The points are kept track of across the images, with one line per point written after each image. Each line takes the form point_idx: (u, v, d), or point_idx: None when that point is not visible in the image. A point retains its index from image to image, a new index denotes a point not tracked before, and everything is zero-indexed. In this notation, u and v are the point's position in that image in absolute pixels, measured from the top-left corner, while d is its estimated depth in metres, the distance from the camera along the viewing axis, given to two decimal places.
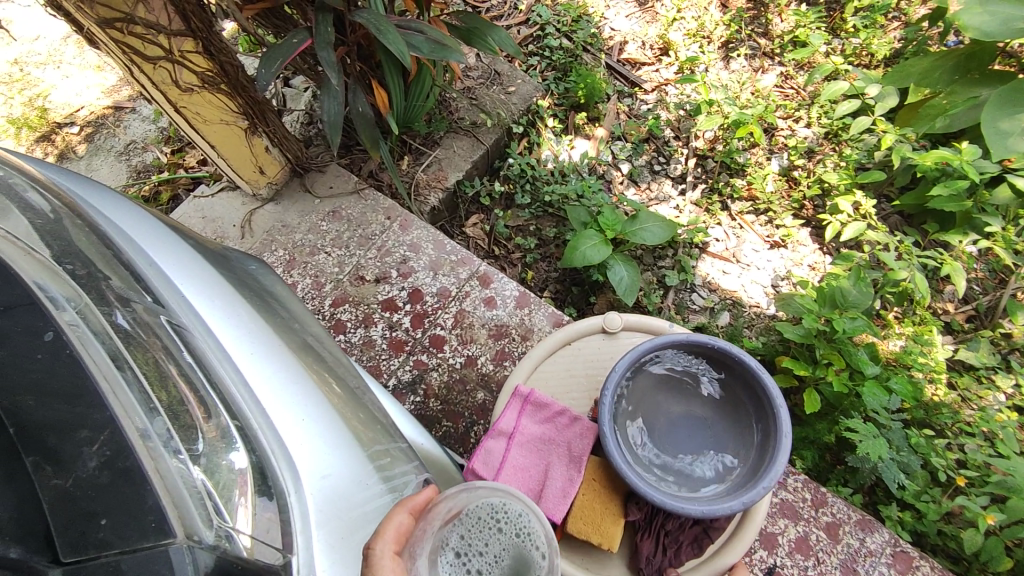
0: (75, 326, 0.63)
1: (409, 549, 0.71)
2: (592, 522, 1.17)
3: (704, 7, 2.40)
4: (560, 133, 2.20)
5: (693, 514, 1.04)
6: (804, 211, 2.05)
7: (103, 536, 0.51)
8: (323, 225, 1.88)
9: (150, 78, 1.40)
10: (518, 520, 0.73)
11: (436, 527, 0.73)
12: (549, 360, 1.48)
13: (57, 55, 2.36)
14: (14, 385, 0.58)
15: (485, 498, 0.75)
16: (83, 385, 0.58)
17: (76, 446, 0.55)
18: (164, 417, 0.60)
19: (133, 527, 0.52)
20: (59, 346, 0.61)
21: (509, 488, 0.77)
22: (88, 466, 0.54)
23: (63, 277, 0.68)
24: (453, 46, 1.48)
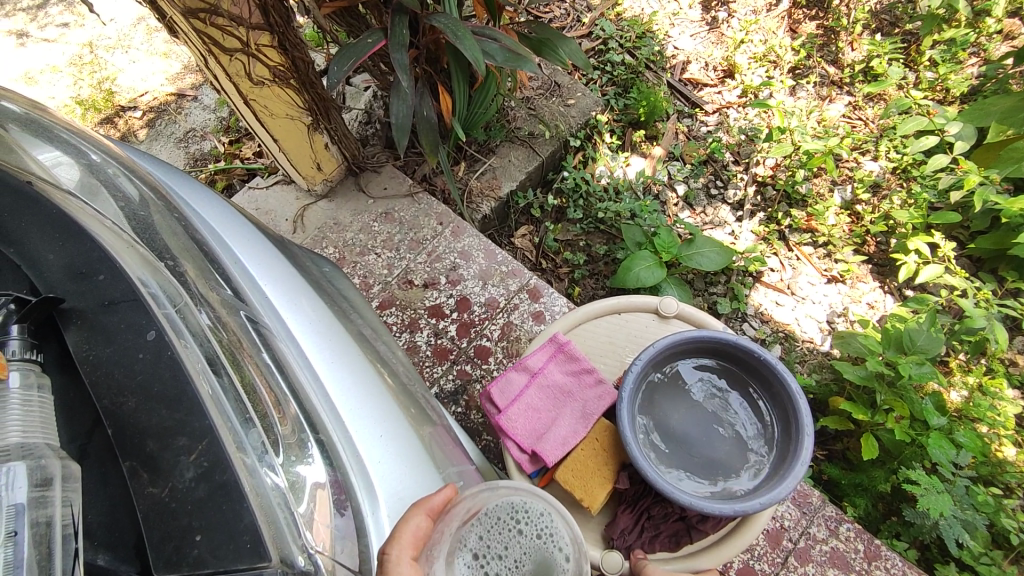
0: (176, 330, 0.58)
1: (426, 551, 0.65)
2: (580, 475, 1.09)
3: (773, 31, 2.35)
4: (617, 149, 2.17)
5: (680, 501, 0.95)
6: (867, 247, 1.97)
7: (198, 553, 0.46)
8: (375, 225, 1.88)
9: (224, 69, 1.41)
10: (540, 520, 0.66)
11: (454, 527, 0.66)
12: (590, 325, 1.36)
13: (126, 41, 2.41)
14: (116, 386, 0.53)
15: (505, 497, 0.68)
16: (183, 389, 0.53)
17: (174, 455, 0.50)
18: (259, 430, 0.57)
19: (228, 548, 0.46)
20: (162, 347, 0.55)
21: (531, 486, 0.71)
22: (184, 478, 0.49)
23: (161, 273, 0.65)
24: (526, 55, 1.47)
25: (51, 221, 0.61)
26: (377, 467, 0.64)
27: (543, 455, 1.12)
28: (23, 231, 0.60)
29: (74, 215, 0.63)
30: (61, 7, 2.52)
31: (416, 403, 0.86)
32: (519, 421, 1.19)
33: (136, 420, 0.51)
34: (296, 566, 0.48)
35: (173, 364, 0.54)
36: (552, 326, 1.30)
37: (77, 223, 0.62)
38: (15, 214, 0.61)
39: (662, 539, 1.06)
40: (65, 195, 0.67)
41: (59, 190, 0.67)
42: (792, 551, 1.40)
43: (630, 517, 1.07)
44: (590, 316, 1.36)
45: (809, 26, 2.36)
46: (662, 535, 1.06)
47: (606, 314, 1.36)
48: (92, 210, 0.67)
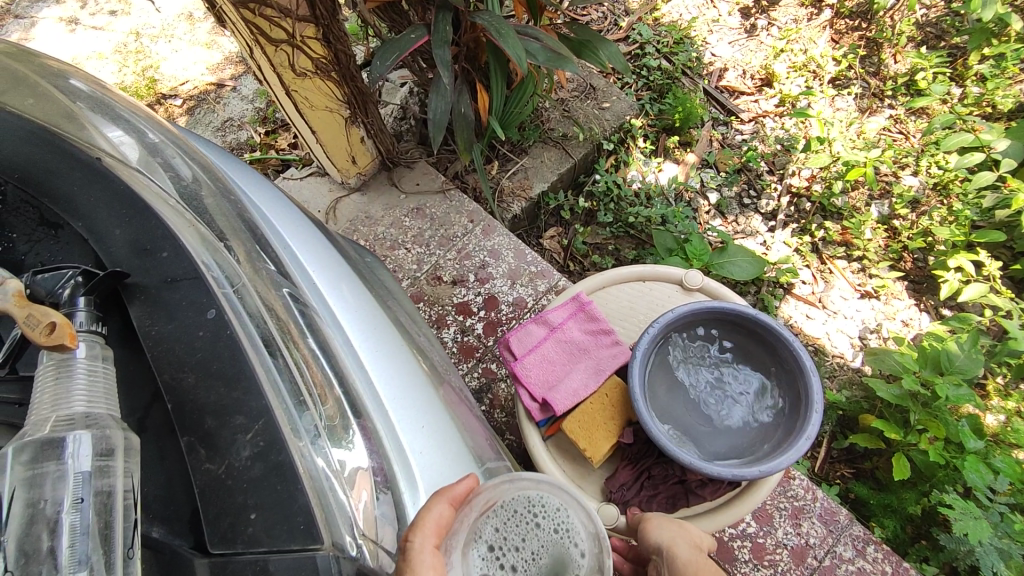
0: (235, 309, 0.58)
1: (445, 542, 0.66)
2: (587, 429, 1.07)
3: (814, 41, 2.32)
4: (650, 155, 2.15)
5: (680, 460, 0.94)
6: (903, 263, 1.94)
7: (252, 532, 0.46)
8: (406, 220, 1.88)
9: (270, 59, 1.43)
10: (556, 515, 0.69)
11: (473, 517, 0.68)
12: (612, 289, 1.29)
13: (170, 30, 2.46)
14: (176, 362, 0.53)
15: (523, 490, 0.71)
16: (241, 368, 0.53)
17: (231, 433, 0.50)
18: (310, 413, 0.57)
19: (282, 528, 0.46)
20: (221, 326, 0.55)
21: (549, 479, 0.73)
22: (241, 456, 0.49)
23: (218, 253, 0.65)
24: (568, 56, 1.46)
25: (117, 196, 0.62)
26: (421, 460, 0.64)
27: (552, 404, 1.09)
28: (91, 207, 0.61)
29: (139, 191, 0.63)
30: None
31: (455, 397, 0.85)
32: (531, 371, 1.15)
33: (195, 397, 0.51)
34: (347, 551, 0.47)
35: (232, 341, 0.54)
36: (576, 285, 1.24)
37: (142, 199, 0.62)
38: (83, 190, 0.62)
39: (659, 500, 1.05)
40: (129, 171, 0.68)
41: (123, 167, 0.68)
42: (817, 569, 1.38)
43: (630, 476, 1.06)
44: (614, 281, 1.29)
45: (851, 36, 2.32)
46: (660, 496, 1.05)
47: (630, 281, 1.29)
48: (154, 187, 0.68)
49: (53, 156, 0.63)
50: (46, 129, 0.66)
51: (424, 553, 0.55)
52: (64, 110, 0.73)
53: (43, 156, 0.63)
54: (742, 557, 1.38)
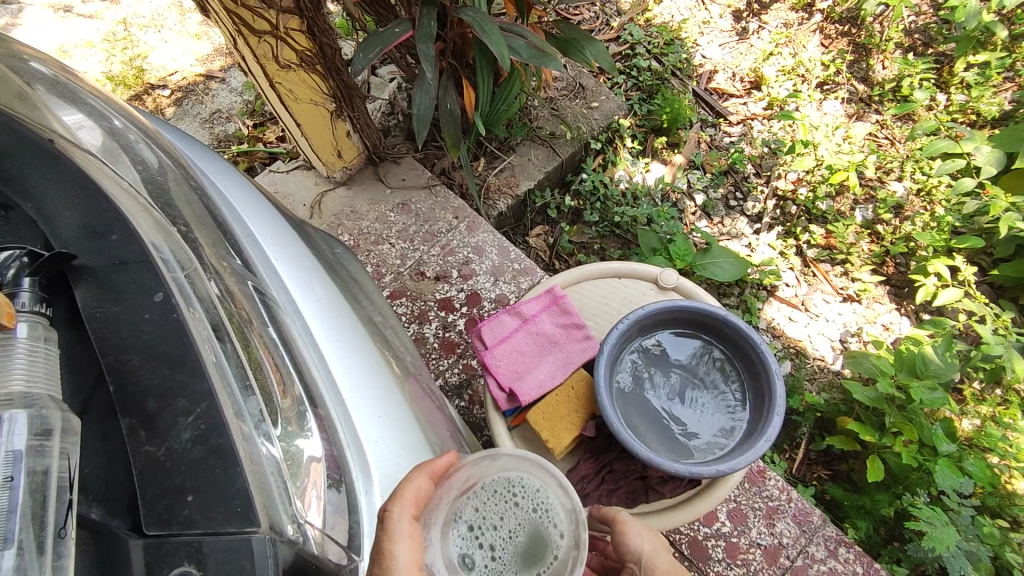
0: (184, 293, 0.58)
1: (425, 515, 0.73)
2: (551, 420, 1.06)
3: (803, 45, 2.33)
4: (638, 155, 2.16)
5: (639, 455, 0.94)
6: (885, 268, 1.95)
7: (188, 514, 0.46)
8: (391, 215, 1.88)
9: (253, 50, 1.43)
10: (535, 496, 0.73)
11: (453, 496, 0.75)
12: (587, 284, 1.29)
13: (160, 20, 2.46)
14: (122, 345, 0.53)
15: (503, 470, 0.76)
16: (186, 351, 0.53)
17: (172, 415, 0.50)
18: (257, 398, 0.57)
19: (219, 511, 0.46)
20: (168, 309, 0.56)
21: (530, 458, 0.78)
22: (181, 439, 0.49)
23: (173, 238, 0.65)
24: (553, 54, 1.47)
25: (71, 179, 0.62)
26: (372, 448, 0.65)
27: (517, 394, 1.10)
28: (46, 187, 0.61)
29: (94, 177, 0.63)
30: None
31: (418, 391, 0.86)
32: (501, 361, 1.16)
33: (138, 379, 0.51)
34: (285, 534, 0.48)
35: (180, 324, 0.55)
36: (551, 279, 1.25)
37: (96, 184, 0.63)
38: (36, 171, 0.62)
39: (619, 495, 1.06)
40: (88, 156, 0.68)
41: (82, 152, 0.68)
42: (789, 568, 1.38)
43: (592, 469, 1.07)
44: (590, 276, 1.30)
45: (839, 41, 2.34)
46: (620, 490, 1.06)
47: (604, 277, 1.29)
48: (112, 172, 0.68)
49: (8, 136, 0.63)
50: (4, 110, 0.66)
51: (401, 522, 0.60)
52: (26, 93, 0.73)
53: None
54: (716, 556, 1.38)
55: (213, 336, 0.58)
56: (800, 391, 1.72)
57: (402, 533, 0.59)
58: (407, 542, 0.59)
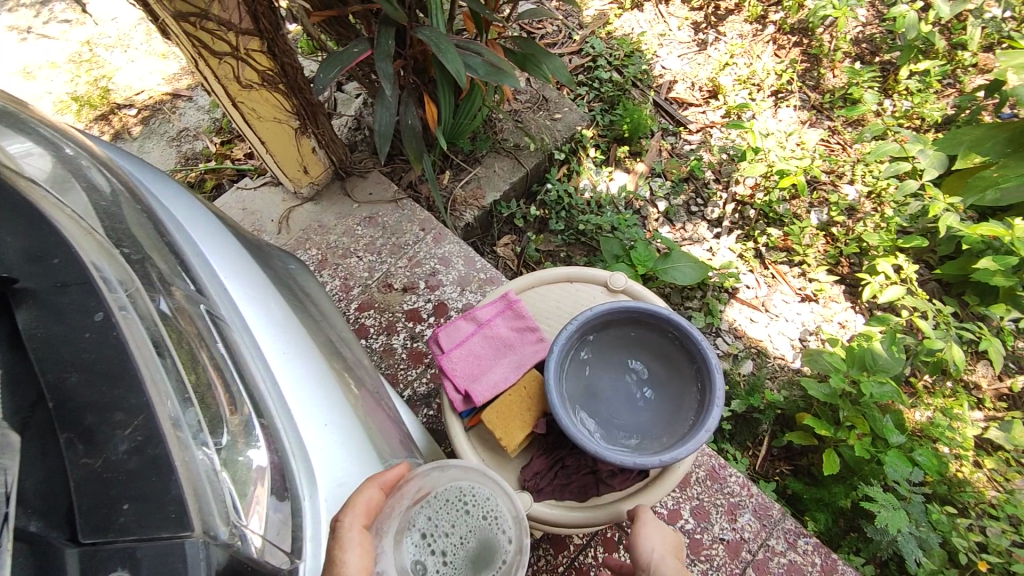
0: (124, 311, 0.61)
1: (377, 525, 0.73)
2: (503, 420, 1.11)
3: (757, 55, 2.42)
4: (601, 164, 2.22)
5: (586, 450, 0.97)
6: (840, 268, 2.02)
7: (124, 521, 0.49)
8: (358, 229, 1.91)
9: (214, 72, 1.45)
10: (485, 504, 0.78)
11: (405, 506, 0.76)
12: (541, 289, 1.33)
13: (126, 40, 2.46)
14: (62, 363, 0.55)
15: (455, 480, 0.80)
16: (124, 367, 0.56)
17: (110, 428, 0.53)
18: (196, 409, 0.59)
19: (154, 517, 0.49)
20: (108, 326, 0.58)
21: (477, 468, 0.83)
22: (118, 450, 0.52)
23: (115, 259, 0.67)
24: (508, 70, 1.52)
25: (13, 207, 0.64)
26: (318, 453, 0.67)
27: (471, 396, 1.14)
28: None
29: (35, 202, 0.65)
30: (64, 5, 2.57)
31: (369, 401, 0.89)
32: (458, 364, 1.19)
33: (77, 395, 0.54)
34: (219, 538, 0.50)
35: (119, 340, 0.57)
36: (505, 284, 1.29)
37: (37, 209, 0.65)
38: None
39: (572, 489, 1.09)
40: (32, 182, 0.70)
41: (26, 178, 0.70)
42: (751, 562, 1.42)
43: (545, 465, 1.11)
44: (543, 281, 1.34)
45: (791, 51, 2.43)
46: (572, 485, 1.09)
47: (558, 281, 1.34)
48: (56, 197, 0.71)
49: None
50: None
51: (352, 531, 0.63)
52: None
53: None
54: None
55: (153, 351, 0.60)
56: (761, 392, 1.73)
57: (353, 542, 0.63)
58: (357, 552, 0.62)
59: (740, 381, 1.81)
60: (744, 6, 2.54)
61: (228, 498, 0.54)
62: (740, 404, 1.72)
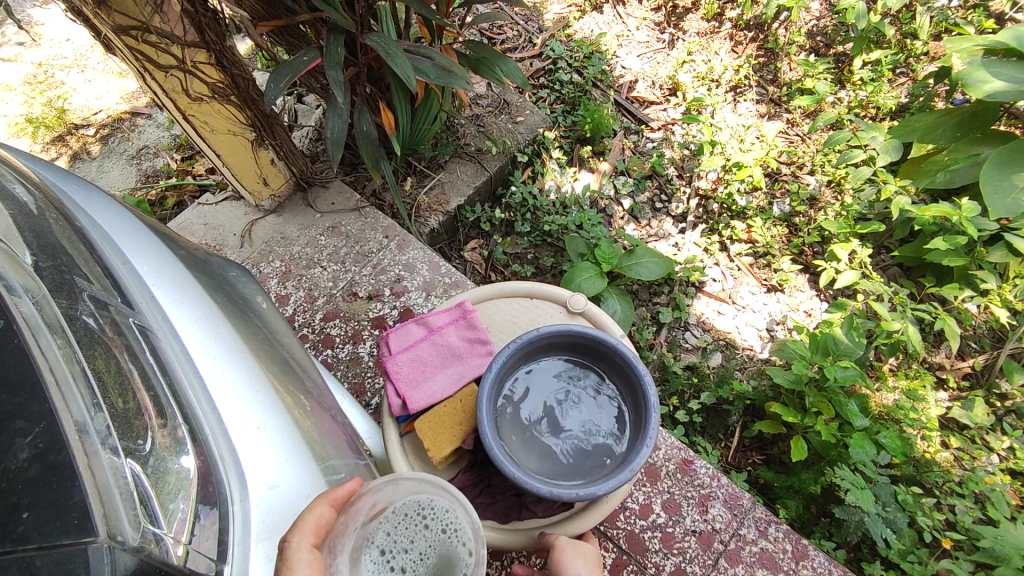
0: (29, 318, 0.59)
1: (330, 543, 0.70)
2: (435, 432, 1.09)
3: (715, 52, 2.45)
4: (565, 165, 2.22)
5: (506, 474, 0.97)
6: (803, 257, 2.04)
7: (23, 530, 0.48)
8: (321, 239, 1.90)
9: (161, 85, 1.44)
10: (445, 517, 0.75)
11: (361, 522, 0.73)
12: (499, 301, 1.32)
13: (82, 60, 2.44)
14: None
15: (411, 494, 0.77)
16: (27, 374, 0.55)
17: (9, 437, 0.52)
18: (106, 414, 0.57)
19: (55, 524, 0.48)
20: (8, 334, 0.57)
21: (435, 481, 0.79)
22: (18, 459, 0.51)
23: (23, 268, 0.65)
24: (459, 73, 1.52)
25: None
26: (242, 459, 0.65)
27: (408, 403, 1.13)
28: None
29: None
30: (17, 25, 2.52)
31: (313, 407, 0.88)
32: (402, 368, 1.20)
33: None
34: (127, 542, 0.49)
35: (16, 344, 0.57)
36: (463, 293, 1.30)
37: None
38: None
39: (494, 509, 1.09)
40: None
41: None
42: (723, 553, 1.42)
43: (470, 481, 1.10)
44: (503, 294, 1.33)
45: (748, 46, 2.47)
46: (496, 505, 1.09)
47: (518, 296, 1.33)
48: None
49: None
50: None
51: (301, 549, 0.62)
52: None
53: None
54: (653, 547, 1.41)
55: (62, 358, 0.59)
56: (729, 382, 1.76)
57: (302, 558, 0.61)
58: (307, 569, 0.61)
59: (709, 373, 1.81)
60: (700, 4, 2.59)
61: (141, 510, 0.53)
62: (709, 396, 1.72)
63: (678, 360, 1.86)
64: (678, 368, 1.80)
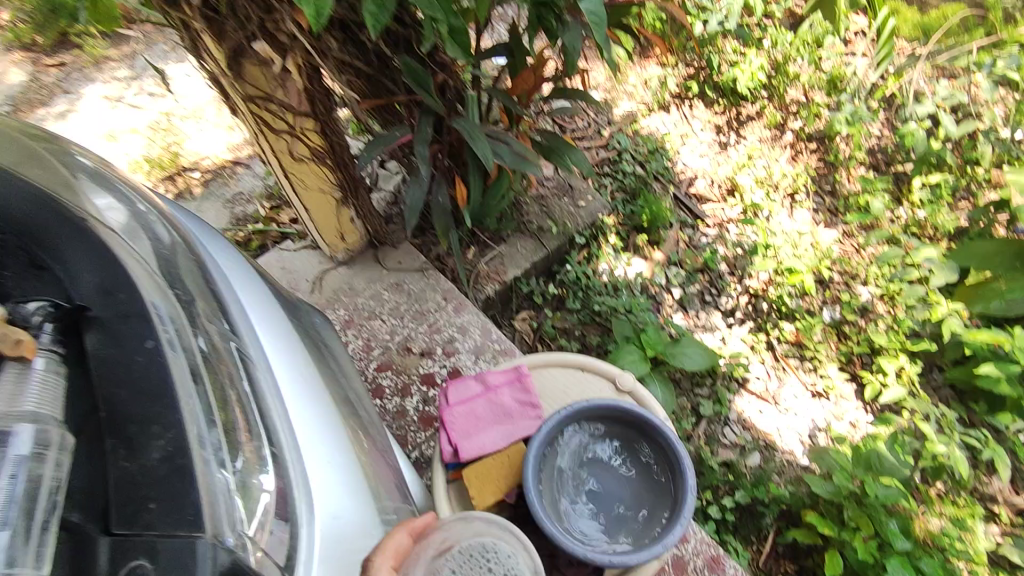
0: (172, 341, 0.71)
1: (403, 566, 0.79)
2: (483, 479, 1.16)
3: (775, 158, 2.55)
4: (620, 250, 2.32)
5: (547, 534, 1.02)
6: (852, 366, 2.05)
7: (148, 517, 0.58)
8: (385, 294, 2.04)
9: (271, 145, 1.64)
10: (505, 561, 0.83)
11: (430, 553, 0.81)
12: (550, 371, 1.38)
13: (200, 113, 2.76)
14: (116, 381, 0.66)
15: (478, 534, 0.85)
16: (167, 388, 0.66)
17: (147, 438, 0.63)
18: (219, 429, 0.67)
19: (173, 517, 0.58)
20: (156, 354, 0.68)
21: (498, 524, 0.87)
22: (151, 457, 0.61)
23: (170, 297, 0.77)
24: (532, 160, 1.69)
25: (80, 246, 0.75)
26: (315, 489, 0.73)
27: (459, 451, 1.20)
28: (66, 249, 0.74)
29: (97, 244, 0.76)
30: (152, 79, 2.90)
31: (370, 452, 0.95)
32: (457, 419, 1.26)
33: (118, 405, 0.64)
34: (226, 542, 0.58)
35: (159, 362, 0.68)
36: (520, 357, 1.36)
37: (97, 248, 0.75)
38: (62, 234, 0.75)
39: None
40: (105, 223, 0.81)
41: (98, 218, 0.81)
42: None
43: None
44: (555, 364, 1.39)
45: (808, 156, 2.56)
46: None
47: (569, 368, 1.38)
48: (120, 237, 0.80)
49: (36, 212, 0.77)
50: (31, 189, 0.79)
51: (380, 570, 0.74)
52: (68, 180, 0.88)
53: (27, 211, 0.76)
54: None
55: (192, 378, 0.70)
56: (767, 483, 1.75)
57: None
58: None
59: (746, 472, 1.81)
60: (765, 113, 2.67)
61: (233, 501, 0.63)
62: (744, 495, 1.71)
63: (715, 454, 1.86)
64: (715, 463, 1.79)
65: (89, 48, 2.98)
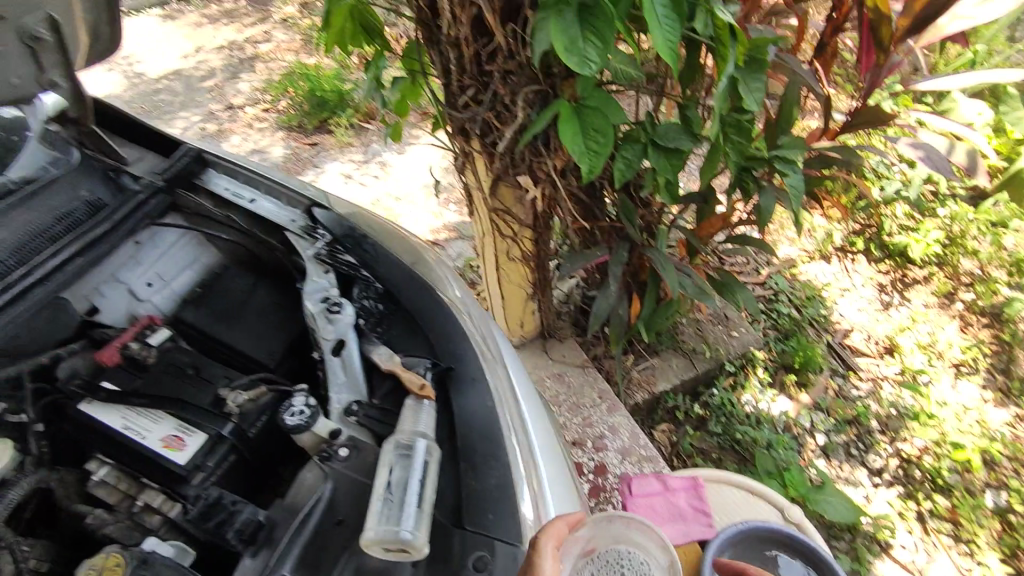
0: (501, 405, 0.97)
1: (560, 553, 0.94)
2: None
3: (941, 326, 2.56)
4: (767, 385, 2.40)
5: None
6: (1015, 559, 1.99)
7: (485, 527, 0.82)
8: (547, 381, 2.29)
9: (494, 247, 1.99)
10: (635, 564, 0.96)
11: (578, 552, 0.95)
12: (720, 488, 1.50)
13: (409, 197, 3.22)
14: (466, 423, 0.93)
15: (615, 541, 0.97)
16: (498, 439, 0.91)
17: (486, 472, 0.87)
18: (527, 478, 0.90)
19: (502, 534, 0.81)
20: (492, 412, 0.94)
21: (630, 528, 0.98)
22: (488, 485, 0.86)
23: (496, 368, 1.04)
24: (710, 295, 1.92)
25: (437, 317, 1.06)
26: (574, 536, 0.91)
27: None
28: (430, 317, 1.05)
29: (447, 317, 1.06)
30: (378, 165, 3.48)
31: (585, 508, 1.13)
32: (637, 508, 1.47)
33: (470, 440, 0.91)
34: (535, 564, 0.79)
35: (490, 413, 0.94)
36: (698, 468, 1.54)
37: (447, 320, 1.06)
38: (428, 304, 1.07)
39: None
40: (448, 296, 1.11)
41: (443, 292, 1.11)
42: None
43: None
44: (726, 482, 1.51)
45: (981, 330, 2.56)
46: None
47: (740, 488, 1.49)
48: (457, 308, 1.10)
49: (410, 284, 1.09)
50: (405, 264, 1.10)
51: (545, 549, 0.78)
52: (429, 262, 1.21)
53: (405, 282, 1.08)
54: None
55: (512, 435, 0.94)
56: None
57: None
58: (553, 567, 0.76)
59: None
60: (933, 279, 2.71)
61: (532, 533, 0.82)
62: None
63: None
64: None
65: (337, 134, 3.67)
